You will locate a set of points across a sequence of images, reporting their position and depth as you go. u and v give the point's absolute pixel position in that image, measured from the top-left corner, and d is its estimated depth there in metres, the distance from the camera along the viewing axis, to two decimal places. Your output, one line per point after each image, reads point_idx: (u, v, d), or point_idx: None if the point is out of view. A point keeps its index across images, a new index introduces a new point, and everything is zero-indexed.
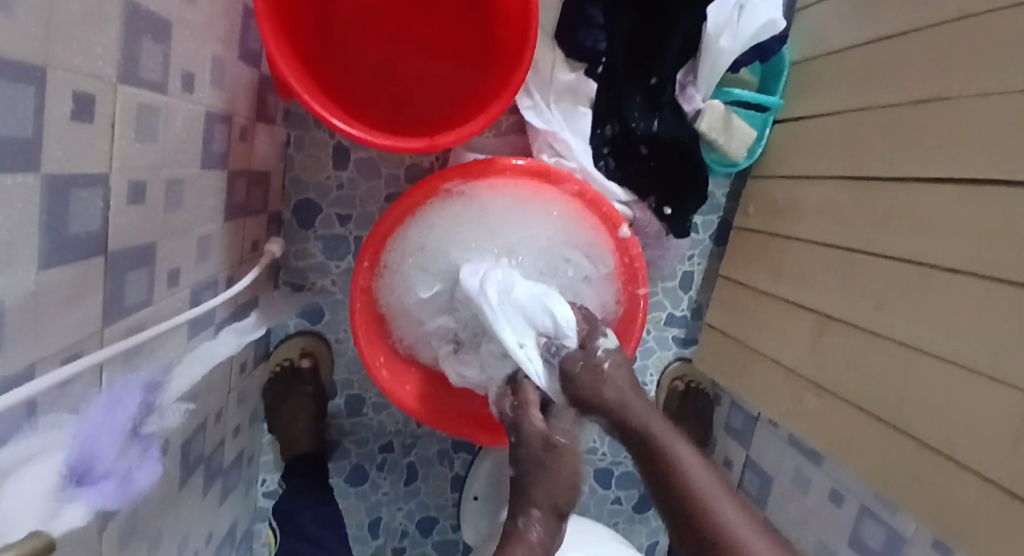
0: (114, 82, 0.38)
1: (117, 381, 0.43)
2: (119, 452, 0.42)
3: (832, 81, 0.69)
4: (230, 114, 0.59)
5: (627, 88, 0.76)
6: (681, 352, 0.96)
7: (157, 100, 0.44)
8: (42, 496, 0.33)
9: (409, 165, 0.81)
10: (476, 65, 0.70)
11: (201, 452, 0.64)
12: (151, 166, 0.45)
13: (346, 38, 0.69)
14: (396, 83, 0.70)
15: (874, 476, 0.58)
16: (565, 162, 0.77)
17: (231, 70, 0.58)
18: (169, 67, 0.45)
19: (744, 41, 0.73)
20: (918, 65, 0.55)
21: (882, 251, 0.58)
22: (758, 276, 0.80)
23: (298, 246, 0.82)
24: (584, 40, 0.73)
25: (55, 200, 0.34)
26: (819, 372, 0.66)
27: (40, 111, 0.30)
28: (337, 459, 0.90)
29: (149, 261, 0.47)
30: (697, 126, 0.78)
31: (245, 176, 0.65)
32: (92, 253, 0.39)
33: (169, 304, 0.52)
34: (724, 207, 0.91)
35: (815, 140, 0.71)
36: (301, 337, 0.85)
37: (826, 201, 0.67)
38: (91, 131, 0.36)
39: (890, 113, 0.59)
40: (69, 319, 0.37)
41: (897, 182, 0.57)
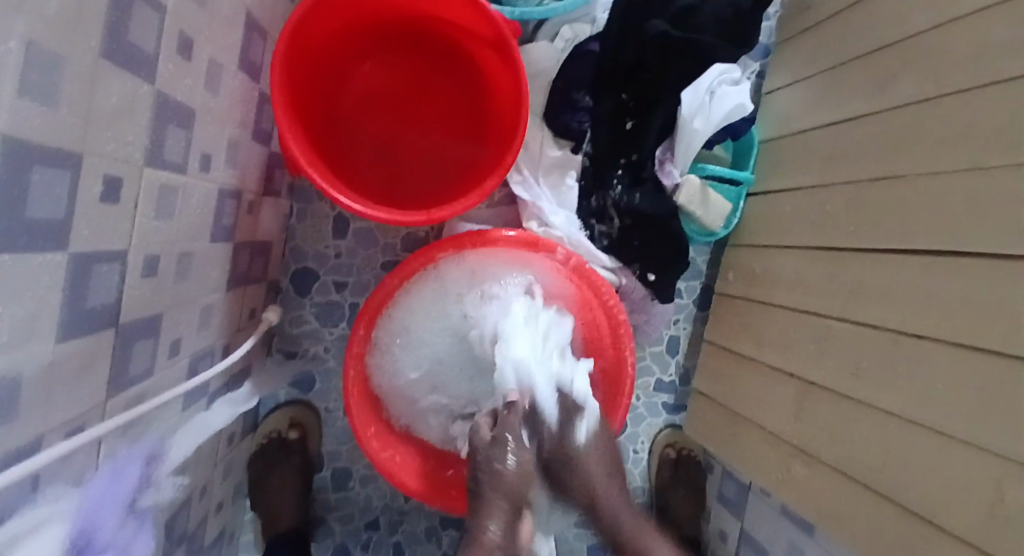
0: (141, 165, 0.41)
1: (118, 453, 0.42)
2: (119, 523, 0.41)
3: (800, 159, 0.76)
4: (240, 190, 0.62)
5: (610, 164, 0.81)
6: (671, 419, 0.97)
7: (176, 181, 0.47)
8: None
9: (405, 236, 0.84)
10: (472, 143, 0.75)
11: (185, 529, 0.61)
12: (165, 241, 0.47)
13: (352, 119, 0.74)
14: (397, 159, 0.75)
15: (864, 542, 0.58)
16: (552, 231, 0.81)
17: (244, 150, 0.61)
18: (190, 150, 0.48)
19: (715, 123, 0.81)
20: (875, 148, 0.62)
21: (856, 317, 0.62)
22: (741, 341, 0.82)
23: (293, 313, 0.83)
24: (571, 121, 0.81)
25: (77, 275, 0.35)
26: (804, 439, 0.68)
27: (72, 192, 0.33)
28: (321, 538, 0.86)
29: (155, 332, 0.48)
30: (675, 199, 0.83)
31: (248, 247, 0.68)
32: (104, 325, 0.40)
33: (168, 374, 0.52)
34: (705, 273, 0.95)
35: (787, 214, 0.77)
36: (290, 407, 0.84)
37: (802, 273, 0.72)
38: (116, 210, 0.39)
39: (855, 190, 0.64)
40: (76, 391, 0.37)
41: (864, 252, 0.62)
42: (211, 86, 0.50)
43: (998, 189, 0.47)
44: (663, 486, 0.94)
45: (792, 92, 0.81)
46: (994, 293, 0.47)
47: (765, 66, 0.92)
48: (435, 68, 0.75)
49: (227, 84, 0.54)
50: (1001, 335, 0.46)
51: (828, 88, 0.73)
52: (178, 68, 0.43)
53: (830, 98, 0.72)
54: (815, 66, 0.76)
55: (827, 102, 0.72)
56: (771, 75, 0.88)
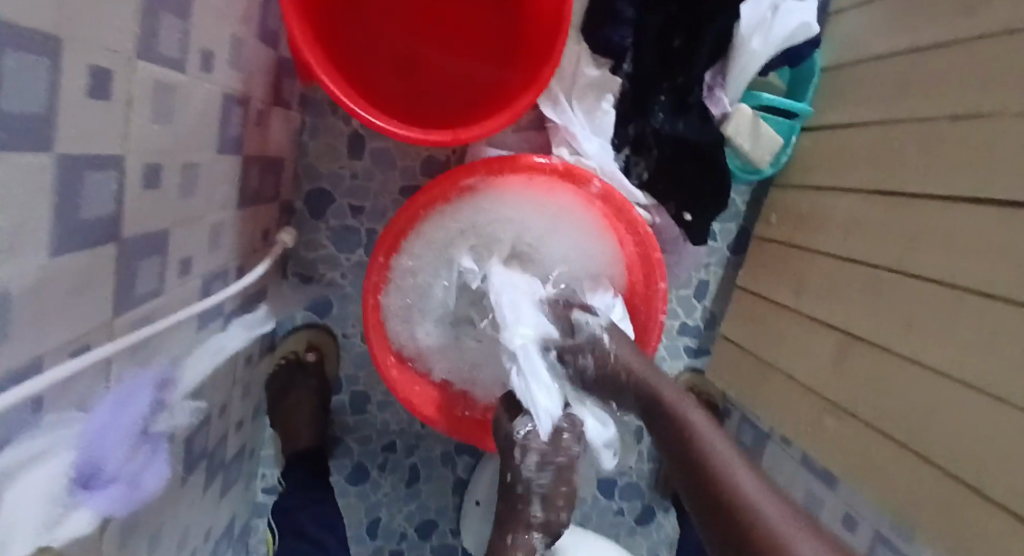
0: (133, 58, 0.35)
1: (126, 376, 0.41)
2: (130, 451, 0.40)
3: (868, 91, 0.67)
4: (247, 98, 0.56)
5: (653, 86, 0.73)
6: (693, 361, 0.94)
7: (175, 80, 0.41)
8: (42, 500, 0.31)
9: (426, 159, 0.78)
10: (497, 56, 0.67)
11: (203, 446, 0.62)
12: (166, 149, 0.42)
13: (365, 22, 0.66)
14: (415, 71, 0.68)
15: (898, 489, 0.57)
16: (584, 161, 0.74)
17: (250, 52, 0.55)
18: (188, 45, 0.42)
19: (775, 45, 0.71)
20: (960, 76, 0.54)
21: (911, 268, 0.57)
22: (777, 288, 0.78)
23: (308, 237, 0.80)
24: (611, 35, 0.70)
25: (68, 180, 0.31)
26: (839, 390, 0.65)
27: (54, 83, 0.28)
28: (339, 456, 0.88)
29: (162, 250, 0.45)
30: (723, 129, 0.75)
31: (259, 162, 0.63)
32: (103, 239, 0.36)
33: (179, 293, 0.50)
34: (744, 214, 0.89)
35: (847, 150, 0.69)
36: (307, 331, 0.83)
37: (855, 217, 0.66)
38: (106, 110, 0.34)
39: (930, 127, 0.57)
40: (78, 309, 0.35)
41: (926, 198, 0.56)
42: None
43: None
44: None
45: (863, 14, 0.71)
46: None
47: None
48: None
49: None
50: None
51: (905, 7, 0.62)
52: None
53: (908, 15, 0.61)
54: None
55: (900, 23, 0.63)
56: None
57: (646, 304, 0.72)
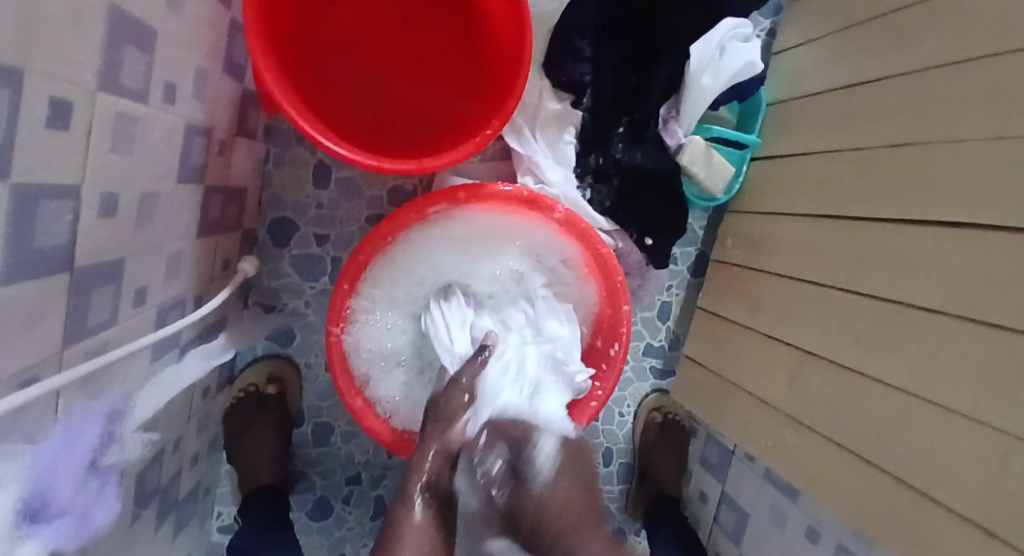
0: (94, 89, 0.35)
1: (76, 409, 0.39)
2: (78, 486, 0.38)
3: (812, 124, 0.72)
4: (210, 128, 0.56)
5: (613, 118, 0.77)
6: (659, 383, 0.96)
7: (136, 111, 0.41)
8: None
9: (392, 188, 0.79)
10: (464, 90, 0.70)
11: (156, 485, 0.59)
12: (125, 178, 0.42)
13: (334, 55, 0.68)
14: (384, 103, 0.69)
15: (854, 498, 0.59)
16: (548, 189, 0.77)
17: (214, 84, 0.56)
18: (151, 76, 0.43)
19: (725, 79, 0.76)
20: (895, 111, 0.59)
21: (857, 288, 0.61)
22: (735, 308, 0.81)
23: (271, 265, 0.79)
24: (572, 72, 0.74)
25: (22, 209, 0.31)
26: (797, 406, 0.68)
27: (14, 114, 0.28)
28: (301, 491, 0.85)
29: (116, 279, 0.44)
30: (678, 158, 0.80)
31: (221, 191, 0.63)
32: (56, 270, 0.36)
33: (132, 324, 0.48)
34: (702, 239, 0.93)
35: (794, 178, 0.74)
36: (268, 362, 0.81)
37: (804, 242, 0.70)
38: (65, 140, 0.34)
39: (868, 157, 0.62)
40: (27, 342, 0.34)
41: (865, 221, 0.61)
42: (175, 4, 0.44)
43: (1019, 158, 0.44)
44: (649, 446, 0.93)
45: (804, 53, 0.77)
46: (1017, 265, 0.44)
47: (775, 24, 0.88)
48: (431, 6, 0.70)
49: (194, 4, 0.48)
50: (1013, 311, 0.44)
51: (844, 48, 0.68)
52: None
53: (848, 55, 0.68)
54: (831, 23, 0.72)
55: (840, 62, 0.69)
56: (785, 33, 0.83)
57: (611, 332, 0.74)
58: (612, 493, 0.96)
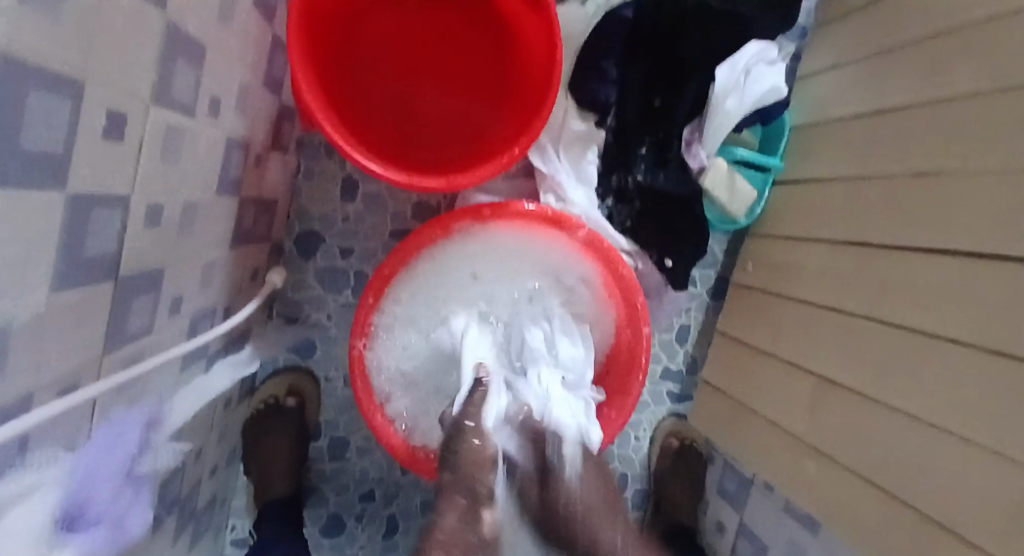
0: (148, 102, 0.37)
1: (115, 415, 0.39)
2: (115, 492, 0.38)
3: (837, 148, 0.72)
4: (248, 141, 0.58)
5: (637, 139, 0.78)
6: (676, 408, 0.95)
7: (184, 123, 0.43)
8: (30, 545, 0.28)
9: (417, 203, 0.80)
10: (492, 110, 0.71)
11: (178, 495, 0.59)
12: (169, 188, 0.43)
13: (368, 73, 0.69)
14: (414, 120, 0.71)
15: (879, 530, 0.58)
16: (570, 208, 0.77)
17: (254, 99, 0.57)
18: (199, 91, 0.44)
19: (749, 104, 0.77)
20: (923, 137, 0.59)
21: (880, 314, 0.61)
22: (756, 331, 0.81)
23: (296, 277, 0.79)
24: (597, 93, 0.75)
25: (75, 216, 0.32)
26: (821, 432, 0.66)
27: (74, 124, 0.29)
28: (314, 506, 0.84)
29: (156, 288, 0.45)
30: (701, 180, 0.80)
31: (254, 203, 0.64)
32: (102, 276, 0.36)
33: (168, 333, 0.49)
34: (721, 262, 0.92)
35: (817, 204, 0.74)
36: (289, 373, 0.81)
37: (828, 266, 0.69)
38: (118, 150, 0.35)
39: (894, 184, 0.62)
40: (70, 347, 0.34)
41: (891, 247, 0.61)
42: (226, 23, 0.46)
43: None
44: (663, 473, 0.92)
45: (832, 78, 0.77)
46: None
47: (800, 49, 0.87)
48: (463, 29, 0.71)
49: (241, 23, 0.49)
50: None
51: (871, 74, 0.69)
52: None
53: (874, 82, 0.68)
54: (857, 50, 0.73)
55: (867, 88, 0.69)
56: (808, 60, 0.84)
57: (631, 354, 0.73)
58: None
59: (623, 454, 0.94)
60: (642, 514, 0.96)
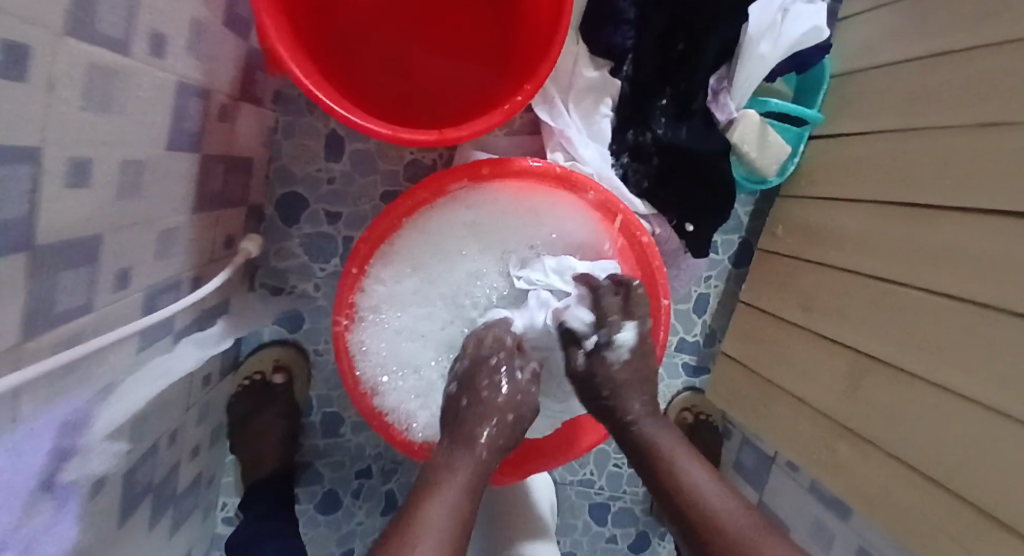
0: (62, 35, 0.29)
1: (40, 414, 0.33)
2: (24, 510, 0.32)
3: (884, 97, 0.63)
4: (209, 89, 0.50)
5: (655, 90, 0.69)
6: (692, 382, 0.88)
7: (114, 63, 0.35)
8: None
9: (410, 162, 0.73)
10: (490, 55, 0.62)
11: (150, 481, 0.55)
12: (99, 143, 0.36)
13: (350, 12, 0.61)
14: (403, 66, 0.62)
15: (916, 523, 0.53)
16: (580, 167, 0.70)
17: (214, 38, 0.49)
18: (134, 23, 0.36)
19: (786, 47, 0.67)
20: (991, 83, 0.49)
21: (932, 287, 0.53)
22: (782, 305, 0.73)
23: (279, 244, 0.73)
24: (613, 37, 0.66)
25: None
26: (854, 420, 0.60)
27: None
28: (308, 483, 0.81)
29: (94, 259, 0.39)
30: (729, 135, 0.70)
31: (223, 162, 0.57)
32: (16, 250, 0.30)
33: (118, 309, 0.43)
34: (746, 227, 0.83)
35: (861, 161, 0.64)
36: (275, 348, 0.76)
37: (871, 232, 0.61)
38: (26, 96, 0.28)
39: (951, 137, 0.53)
40: None
41: (949, 214, 0.52)
42: None
43: None
44: None
45: (876, 17, 0.67)
46: None
47: None
48: None
49: None
50: None
51: (925, 10, 0.59)
52: None
53: (928, 20, 0.58)
54: None
55: (920, 26, 0.59)
56: None
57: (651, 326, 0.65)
58: (636, 495, 0.90)
59: None
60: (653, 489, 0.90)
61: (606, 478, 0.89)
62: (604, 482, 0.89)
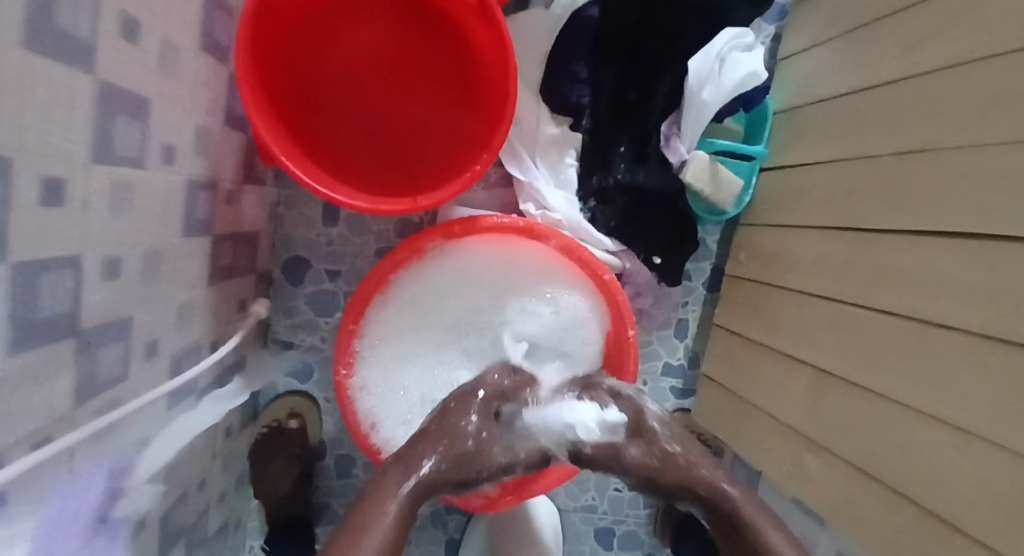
0: (88, 163, 0.38)
1: (87, 463, 0.41)
2: (85, 538, 0.42)
3: (822, 129, 0.69)
4: (215, 180, 0.59)
5: (613, 139, 0.77)
6: (680, 403, 0.92)
7: (134, 176, 0.44)
8: None
9: (399, 221, 0.81)
10: (458, 122, 0.71)
11: (180, 525, 0.61)
12: (125, 240, 0.44)
13: (335, 96, 0.69)
14: (383, 138, 0.71)
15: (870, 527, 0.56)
16: (550, 214, 0.76)
17: (217, 139, 0.59)
18: (148, 142, 0.45)
19: (727, 92, 0.74)
20: (905, 117, 0.55)
21: (874, 302, 0.57)
22: (750, 326, 0.78)
23: (287, 303, 0.81)
24: (568, 95, 0.75)
25: (21, 288, 0.33)
26: (819, 433, 0.63)
27: (7, 202, 0.31)
28: (325, 524, 0.87)
29: (127, 335, 0.46)
30: (681, 176, 0.76)
31: (231, 238, 0.66)
32: (61, 334, 0.38)
33: (147, 374, 0.50)
34: (716, 254, 0.88)
35: (809, 190, 0.70)
36: (289, 397, 0.83)
37: (819, 255, 0.66)
38: (62, 216, 0.36)
39: (881, 166, 0.58)
40: (37, 407, 0.36)
41: (884, 235, 0.57)
42: (168, 71, 0.47)
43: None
44: None
45: (812, 58, 0.73)
46: None
47: (781, 28, 0.83)
48: (434, 40, 0.70)
49: (189, 69, 0.51)
50: None
51: (849, 53, 0.65)
52: (120, 55, 0.40)
53: (853, 61, 0.64)
54: (836, 26, 0.69)
55: (848, 66, 0.65)
56: (789, 38, 0.80)
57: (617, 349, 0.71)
58: (640, 519, 0.93)
59: None
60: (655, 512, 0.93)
61: (608, 504, 0.92)
62: (606, 508, 0.92)
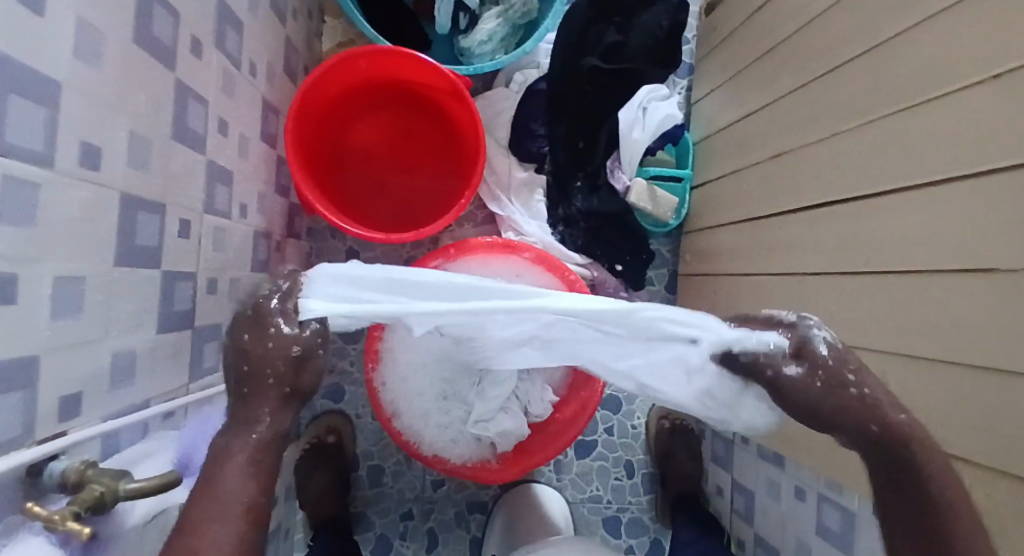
0: (202, 212, 0.58)
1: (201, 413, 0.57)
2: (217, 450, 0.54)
3: (727, 149, 0.90)
4: (269, 232, 0.79)
5: (570, 176, 0.96)
6: None
7: (224, 224, 0.64)
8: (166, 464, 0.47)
9: (407, 259, 1.00)
10: (448, 178, 0.92)
11: None
12: (219, 267, 0.63)
13: (352, 167, 0.91)
14: (390, 194, 0.92)
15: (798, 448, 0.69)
16: (526, 238, 0.96)
17: (270, 202, 0.79)
18: (232, 201, 0.66)
19: (652, 131, 0.95)
20: (776, 128, 0.75)
21: (779, 267, 0.74)
22: (701, 311, 0.94)
23: None
24: (531, 146, 0.96)
25: (166, 288, 0.51)
26: None
27: (163, 231, 0.50)
28: (363, 531, 0.98)
29: (218, 337, 0.64)
30: (628, 199, 0.96)
31: (280, 278, 0.85)
32: (184, 326, 0.56)
33: (228, 371, 0.67)
34: (670, 261, 1.06)
35: (727, 195, 0.89)
36: (326, 416, 0.98)
37: (739, 242, 0.85)
38: (188, 245, 0.56)
39: (765, 166, 0.77)
40: (169, 372, 0.53)
41: (776, 216, 0.75)
42: (242, 154, 0.68)
43: (849, 145, 0.60)
44: (661, 452, 1.02)
45: (714, 97, 0.96)
46: (863, 226, 0.58)
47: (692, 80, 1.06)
48: (424, 119, 0.93)
49: (254, 153, 0.72)
50: (877, 263, 0.56)
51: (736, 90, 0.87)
52: (218, 144, 0.61)
53: (740, 96, 0.86)
54: (724, 74, 0.92)
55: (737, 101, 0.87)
56: (698, 86, 1.03)
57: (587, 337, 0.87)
58: (641, 504, 1.04)
59: (624, 443, 1.04)
60: (654, 496, 1.04)
61: (611, 493, 1.04)
62: (610, 497, 1.03)
